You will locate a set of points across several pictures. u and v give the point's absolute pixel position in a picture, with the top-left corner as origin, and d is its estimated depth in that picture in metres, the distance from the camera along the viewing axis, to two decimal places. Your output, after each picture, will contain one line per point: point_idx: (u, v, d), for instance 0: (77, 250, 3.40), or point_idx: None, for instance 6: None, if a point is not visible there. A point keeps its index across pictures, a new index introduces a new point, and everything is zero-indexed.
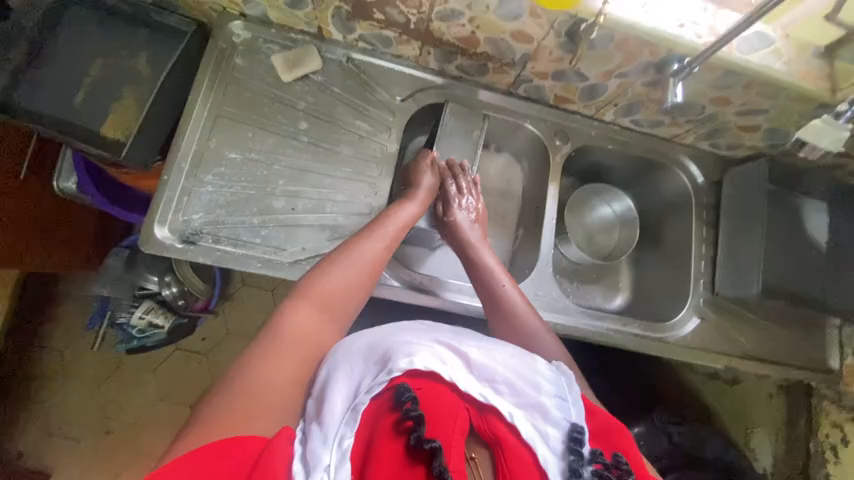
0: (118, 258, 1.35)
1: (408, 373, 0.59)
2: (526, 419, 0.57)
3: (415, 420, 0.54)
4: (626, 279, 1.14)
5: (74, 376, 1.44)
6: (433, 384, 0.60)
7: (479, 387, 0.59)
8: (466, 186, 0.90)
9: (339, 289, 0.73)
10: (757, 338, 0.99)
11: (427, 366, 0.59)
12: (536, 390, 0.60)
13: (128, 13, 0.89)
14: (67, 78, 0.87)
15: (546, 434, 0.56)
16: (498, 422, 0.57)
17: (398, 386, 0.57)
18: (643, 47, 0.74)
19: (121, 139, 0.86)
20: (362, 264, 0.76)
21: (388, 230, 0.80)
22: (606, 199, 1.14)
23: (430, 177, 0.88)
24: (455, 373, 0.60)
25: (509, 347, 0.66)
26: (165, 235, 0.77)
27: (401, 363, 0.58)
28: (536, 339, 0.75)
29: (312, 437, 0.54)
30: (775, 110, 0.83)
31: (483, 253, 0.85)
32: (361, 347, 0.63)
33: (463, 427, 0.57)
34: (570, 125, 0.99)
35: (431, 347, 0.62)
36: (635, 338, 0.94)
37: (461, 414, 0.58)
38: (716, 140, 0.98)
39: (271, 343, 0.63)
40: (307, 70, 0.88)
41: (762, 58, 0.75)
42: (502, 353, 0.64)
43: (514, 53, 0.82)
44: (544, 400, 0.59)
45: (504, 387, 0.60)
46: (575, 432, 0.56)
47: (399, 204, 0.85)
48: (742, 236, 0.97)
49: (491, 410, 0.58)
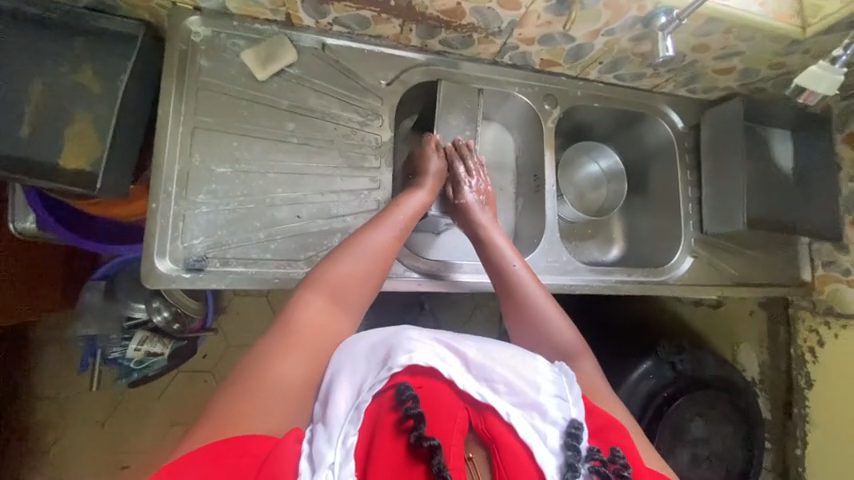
0: (95, 291, 1.26)
1: (408, 370, 0.59)
2: (523, 417, 0.56)
3: (415, 419, 0.53)
4: (619, 230, 1.19)
5: (75, 420, 1.36)
6: (433, 383, 0.59)
7: (477, 384, 0.58)
8: (474, 167, 0.89)
9: (350, 287, 0.71)
10: (742, 266, 1.08)
11: (427, 361, 0.59)
12: (535, 389, 0.58)
13: (57, 21, 0.77)
14: (3, 107, 0.75)
15: (545, 432, 0.54)
16: (495, 420, 0.55)
17: (398, 384, 0.57)
18: (630, 2, 0.73)
19: (86, 169, 0.77)
20: (368, 255, 0.74)
21: (396, 220, 0.78)
22: (593, 156, 1.17)
23: (437, 161, 0.87)
24: (454, 370, 0.60)
25: (511, 349, 0.64)
26: (169, 267, 0.73)
27: (400, 359, 0.59)
28: (547, 315, 0.76)
29: (317, 437, 0.54)
30: (750, 51, 0.87)
31: (493, 233, 0.85)
32: (363, 351, 0.63)
33: (462, 426, 0.55)
34: (557, 87, 0.98)
35: (431, 345, 0.61)
36: (640, 285, 1.01)
37: (460, 415, 0.56)
38: (693, 85, 1.02)
39: (285, 336, 0.64)
40: (283, 63, 0.80)
41: (741, 2, 0.77)
42: (502, 352, 0.62)
43: (501, 21, 0.78)
44: (542, 399, 0.57)
45: (502, 385, 0.58)
46: (573, 428, 0.54)
47: (407, 192, 0.84)
48: (722, 174, 1.02)
49: (488, 408, 0.57)
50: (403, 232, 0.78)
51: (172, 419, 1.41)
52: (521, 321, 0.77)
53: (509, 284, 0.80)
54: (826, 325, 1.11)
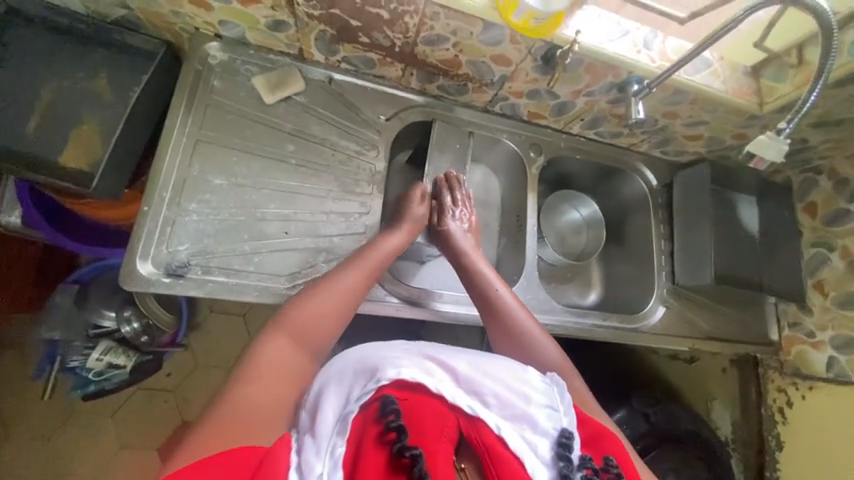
0: (68, 294, 1.23)
1: (394, 384, 0.59)
2: (513, 429, 0.57)
3: (398, 431, 0.53)
4: (596, 276, 1.23)
5: (16, 432, 1.27)
6: (419, 395, 0.59)
7: (465, 397, 0.59)
8: (460, 199, 0.94)
9: (316, 329, 0.71)
10: (711, 320, 1.12)
11: (414, 376, 0.59)
12: (525, 401, 0.60)
13: (84, 33, 0.83)
14: (15, 103, 0.79)
15: (535, 444, 0.56)
16: (487, 431, 0.57)
17: (384, 396, 0.57)
18: (608, 70, 0.82)
19: (84, 168, 0.80)
20: (336, 295, 0.75)
21: (367, 261, 0.80)
22: (573, 203, 1.22)
23: (418, 207, 0.90)
24: (442, 385, 0.60)
25: (503, 361, 0.65)
26: (150, 271, 0.73)
27: (388, 373, 0.59)
28: (533, 339, 0.78)
29: (306, 448, 0.53)
30: (714, 122, 0.97)
31: (478, 261, 0.88)
32: (352, 361, 0.62)
33: (451, 435, 0.57)
34: (542, 138, 1.06)
35: (419, 360, 0.62)
36: (614, 331, 1.03)
37: (450, 423, 0.58)
38: (665, 148, 1.11)
39: (248, 376, 0.62)
40: (291, 91, 0.86)
41: (705, 78, 0.87)
42: (492, 365, 0.63)
43: (493, 75, 0.87)
44: (533, 410, 0.59)
45: (492, 399, 0.59)
46: (563, 438, 0.56)
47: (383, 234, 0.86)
48: (693, 231, 1.09)
49: (479, 419, 0.58)
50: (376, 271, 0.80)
51: (122, 442, 1.32)
52: (507, 347, 0.79)
53: (496, 310, 0.81)
54: (794, 386, 1.13)
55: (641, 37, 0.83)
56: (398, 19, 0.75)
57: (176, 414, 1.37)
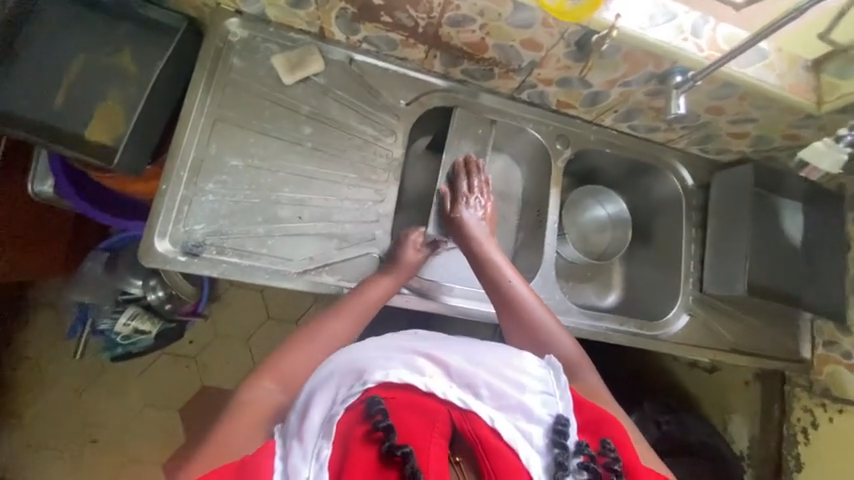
0: (98, 261, 1.29)
1: (380, 385, 0.60)
2: (506, 420, 0.59)
3: (385, 431, 0.54)
4: (618, 277, 1.16)
5: (53, 385, 1.37)
6: (407, 394, 0.61)
7: (456, 389, 0.61)
8: (477, 186, 0.90)
9: (299, 372, 0.71)
10: (738, 332, 1.06)
11: (399, 377, 0.60)
12: (519, 389, 0.61)
13: (109, 6, 0.83)
14: (44, 76, 0.80)
15: (529, 433, 0.58)
16: (480, 423, 0.58)
17: (370, 396, 0.58)
18: (648, 58, 0.75)
19: (108, 143, 0.81)
20: (322, 339, 0.74)
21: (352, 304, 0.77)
22: (600, 200, 1.17)
23: (414, 253, 0.84)
24: (432, 381, 0.61)
25: (497, 350, 0.66)
26: (167, 248, 0.74)
27: (375, 375, 0.60)
28: (551, 334, 0.77)
29: (292, 452, 0.55)
30: (764, 119, 0.88)
31: (494, 252, 0.86)
32: (342, 364, 0.63)
33: (443, 429, 0.58)
34: (571, 129, 1.00)
35: (405, 359, 0.63)
36: (631, 336, 0.99)
37: (441, 419, 0.59)
38: (706, 145, 1.03)
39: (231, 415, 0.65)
40: (310, 71, 0.84)
41: (758, 71, 0.78)
42: (486, 357, 0.64)
43: (521, 60, 0.82)
44: (527, 399, 0.60)
45: (485, 391, 0.60)
46: (558, 425, 0.58)
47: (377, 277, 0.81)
48: (727, 236, 1.01)
49: (472, 412, 0.59)
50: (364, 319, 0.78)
51: (147, 402, 1.40)
52: (524, 345, 0.77)
53: (516, 305, 0.80)
54: (822, 407, 1.06)
55: (689, 23, 0.75)
56: None
57: (197, 380, 1.44)
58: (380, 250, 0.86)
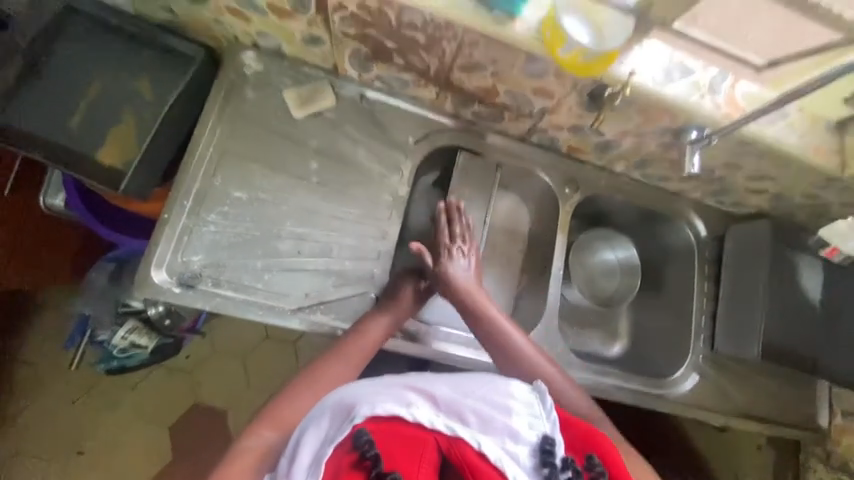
0: (102, 271, 1.25)
1: (370, 419, 0.57)
2: (495, 443, 0.56)
3: (373, 460, 0.54)
4: (625, 324, 1.11)
5: (48, 392, 1.36)
6: (396, 426, 0.58)
7: (443, 417, 0.58)
8: (460, 230, 0.87)
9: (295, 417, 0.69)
10: (751, 395, 1.00)
11: (388, 409, 0.57)
12: (506, 413, 0.59)
13: (131, 33, 0.85)
14: (63, 98, 0.82)
15: (516, 454, 0.56)
16: (469, 452, 0.56)
17: (357, 431, 0.56)
18: (663, 113, 0.74)
19: (118, 167, 0.82)
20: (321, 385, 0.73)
21: (352, 347, 0.76)
22: (610, 244, 1.13)
23: (413, 296, 0.82)
24: (418, 410, 0.58)
25: (483, 376, 0.64)
26: (163, 279, 0.74)
27: (362, 410, 0.57)
28: (548, 376, 0.79)
29: None
30: (782, 178, 0.85)
31: (481, 303, 0.83)
32: (331, 402, 0.62)
33: (432, 459, 0.57)
34: (581, 174, 0.98)
35: (394, 390, 0.60)
36: (635, 394, 0.94)
37: (429, 447, 0.58)
38: (722, 197, 1.00)
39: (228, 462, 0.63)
40: (320, 106, 0.85)
41: (777, 131, 0.76)
42: (473, 383, 0.62)
43: (533, 106, 0.81)
44: (514, 422, 0.58)
45: (472, 417, 0.58)
46: (546, 446, 0.56)
47: (377, 315, 0.79)
48: (742, 294, 0.97)
49: (459, 438, 0.57)
50: (362, 360, 0.75)
51: (139, 415, 1.39)
52: None
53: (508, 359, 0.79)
54: None
55: (708, 80, 0.73)
56: (435, 44, 0.71)
57: (191, 396, 1.42)
58: (377, 290, 0.84)
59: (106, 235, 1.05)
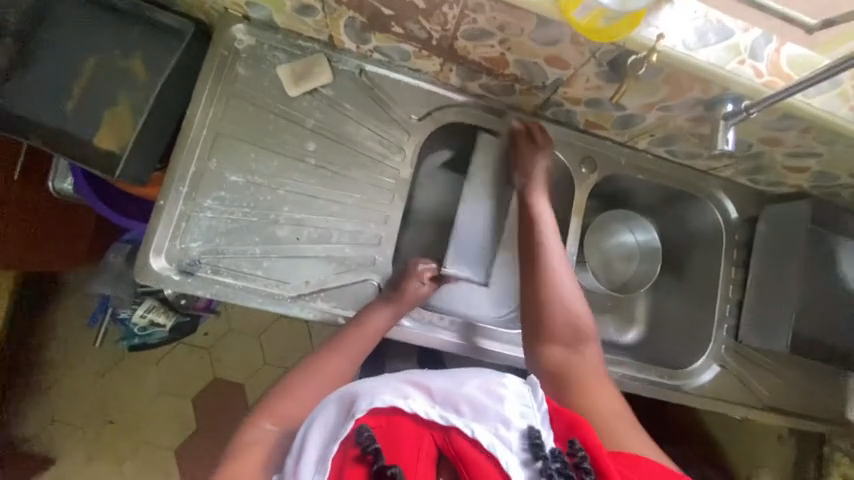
0: (120, 253, 1.26)
1: (369, 414, 0.56)
2: (487, 433, 0.53)
3: (373, 454, 0.52)
4: (642, 311, 1.06)
5: (76, 367, 1.42)
6: (395, 420, 0.56)
7: (439, 408, 0.56)
8: (541, 140, 0.84)
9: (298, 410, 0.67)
10: (775, 387, 0.94)
11: (386, 401, 0.56)
12: (497, 401, 0.56)
13: (120, 8, 0.81)
14: (56, 79, 0.80)
15: (508, 441, 0.53)
16: (462, 444, 0.53)
17: (358, 426, 0.55)
18: (694, 83, 0.65)
19: (115, 151, 0.80)
20: (322, 379, 0.71)
21: (352, 340, 0.74)
22: (630, 226, 1.06)
23: (418, 285, 0.79)
24: (416, 404, 0.56)
25: (477, 370, 0.61)
26: (162, 266, 0.73)
27: (362, 404, 0.56)
28: (566, 303, 0.77)
29: None
30: (829, 155, 0.76)
31: (538, 207, 0.83)
32: (336, 401, 0.60)
33: (430, 450, 0.55)
34: (600, 151, 0.91)
35: (394, 383, 0.59)
36: (650, 386, 0.90)
37: (426, 441, 0.55)
38: (757, 176, 0.91)
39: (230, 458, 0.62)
40: (316, 83, 0.80)
41: (827, 102, 0.67)
42: (466, 375, 0.59)
43: (546, 77, 0.73)
44: (506, 410, 0.55)
45: (465, 406, 0.55)
46: (534, 437, 0.53)
47: (377, 307, 0.77)
48: (774, 281, 0.90)
49: (452, 428, 0.54)
50: (362, 354, 0.74)
51: (161, 388, 1.44)
52: (533, 312, 0.77)
53: (544, 259, 0.79)
54: None
55: (749, 44, 0.64)
56: (436, 9, 0.64)
57: (209, 371, 1.47)
58: (379, 276, 0.81)
59: (114, 219, 1.05)
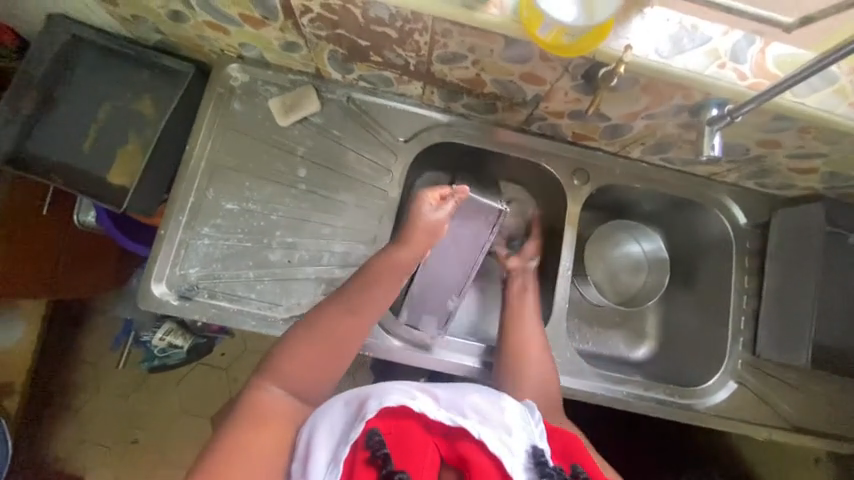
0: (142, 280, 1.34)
1: (379, 415, 0.57)
2: (495, 437, 0.55)
3: (384, 459, 0.53)
4: (652, 324, 1.01)
5: (102, 389, 1.49)
6: (403, 422, 0.58)
7: (446, 411, 0.58)
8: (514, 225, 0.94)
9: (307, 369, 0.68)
10: (803, 405, 0.87)
11: (397, 402, 0.58)
12: (500, 411, 0.59)
13: (132, 57, 0.89)
14: (75, 124, 0.88)
15: (514, 448, 0.55)
16: (469, 446, 0.56)
17: (369, 428, 0.56)
18: (674, 90, 0.64)
19: (126, 186, 0.87)
20: (328, 339, 0.70)
21: (368, 287, 0.73)
22: (634, 235, 1.03)
23: (432, 209, 0.77)
24: (424, 404, 0.58)
25: (480, 387, 0.64)
26: (163, 291, 0.77)
27: (373, 405, 0.58)
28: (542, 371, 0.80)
29: None
30: (835, 154, 0.72)
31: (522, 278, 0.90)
32: (342, 405, 0.61)
33: (435, 457, 0.56)
34: (592, 162, 0.89)
35: (400, 386, 0.61)
36: (659, 405, 0.85)
37: (432, 448, 0.57)
38: (763, 180, 0.86)
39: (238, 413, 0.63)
40: (305, 112, 0.84)
41: (823, 100, 0.63)
42: (468, 389, 0.62)
43: (525, 93, 0.74)
44: (509, 420, 0.58)
45: (471, 413, 0.58)
46: (540, 456, 0.55)
47: (391, 249, 0.76)
48: (792, 289, 0.84)
49: (459, 433, 0.57)
50: (377, 302, 0.73)
51: (182, 408, 1.50)
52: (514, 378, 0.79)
53: (527, 322, 0.84)
54: None
55: (730, 47, 0.62)
56: (408, 37, 0.66)
57: (226, 390, 1.51)
58: None
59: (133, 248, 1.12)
